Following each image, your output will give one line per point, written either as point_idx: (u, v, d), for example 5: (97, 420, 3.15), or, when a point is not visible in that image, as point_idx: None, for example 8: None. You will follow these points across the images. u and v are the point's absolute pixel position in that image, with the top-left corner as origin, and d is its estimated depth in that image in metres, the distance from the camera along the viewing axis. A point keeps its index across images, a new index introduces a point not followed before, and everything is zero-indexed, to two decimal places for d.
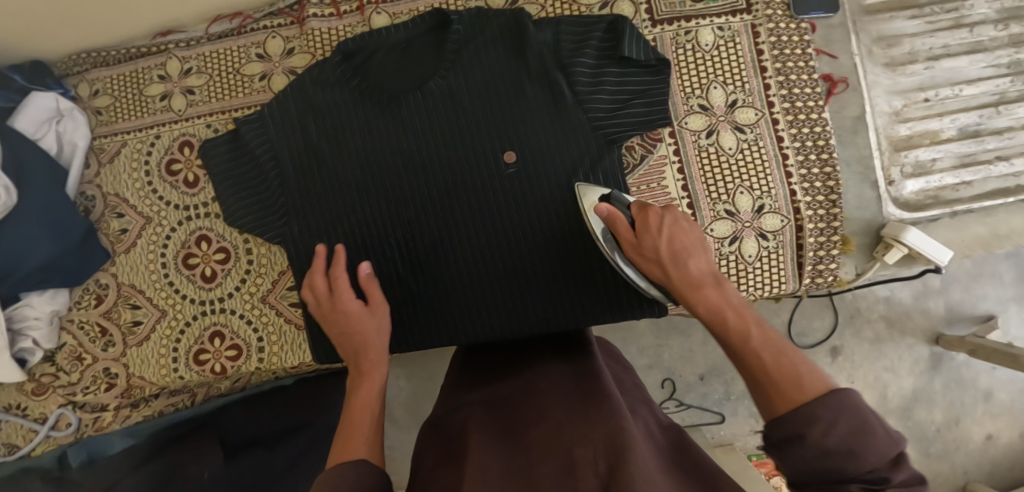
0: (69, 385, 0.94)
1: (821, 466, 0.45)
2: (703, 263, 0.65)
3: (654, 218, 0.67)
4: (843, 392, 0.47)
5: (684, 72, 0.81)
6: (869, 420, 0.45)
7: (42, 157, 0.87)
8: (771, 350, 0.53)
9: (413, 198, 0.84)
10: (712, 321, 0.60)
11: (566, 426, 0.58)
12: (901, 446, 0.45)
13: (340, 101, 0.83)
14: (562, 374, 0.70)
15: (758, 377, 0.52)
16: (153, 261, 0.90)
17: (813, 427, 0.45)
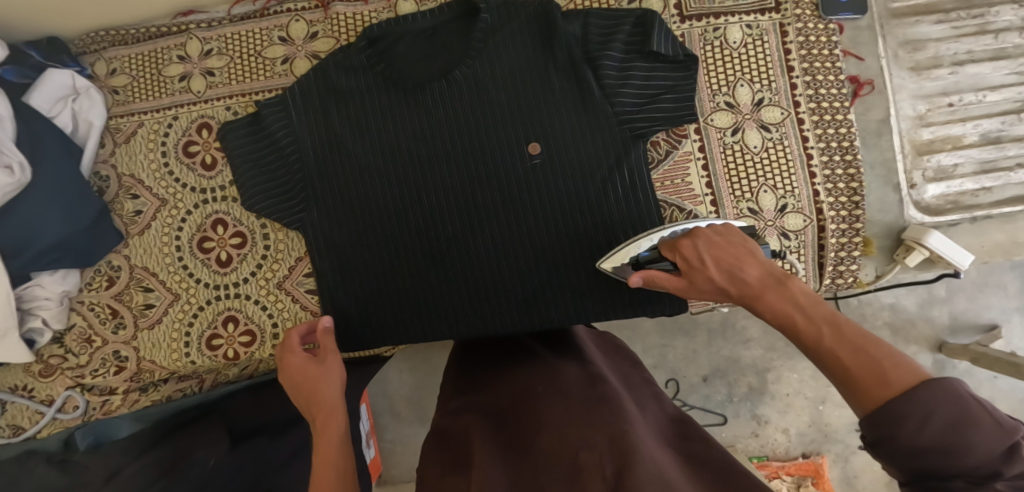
0: (78, 367, 0.93)
1: (921, 459, 0.42)
2: (761, 268, 0.57)
3: (691, 253, 0.61)
4: (937, 380, 0.43)
5: (712, 69, 0.81)
6: (971, 409, 0.41)
7: (56, 134, 0.85)
8: (848, 349, 0.48)
9: (435, 187, 0.83)
10: (784, 328, 0.53)
11: (573, 434, 0.57)
12: (1014, 433, 0.41)
13: (364, 88, 0.82)
14: (570, 378, 0.68)
15: (833, 371, 0.48)
16: (167, 243, 0.89)
17: (906, 423, 0.42)
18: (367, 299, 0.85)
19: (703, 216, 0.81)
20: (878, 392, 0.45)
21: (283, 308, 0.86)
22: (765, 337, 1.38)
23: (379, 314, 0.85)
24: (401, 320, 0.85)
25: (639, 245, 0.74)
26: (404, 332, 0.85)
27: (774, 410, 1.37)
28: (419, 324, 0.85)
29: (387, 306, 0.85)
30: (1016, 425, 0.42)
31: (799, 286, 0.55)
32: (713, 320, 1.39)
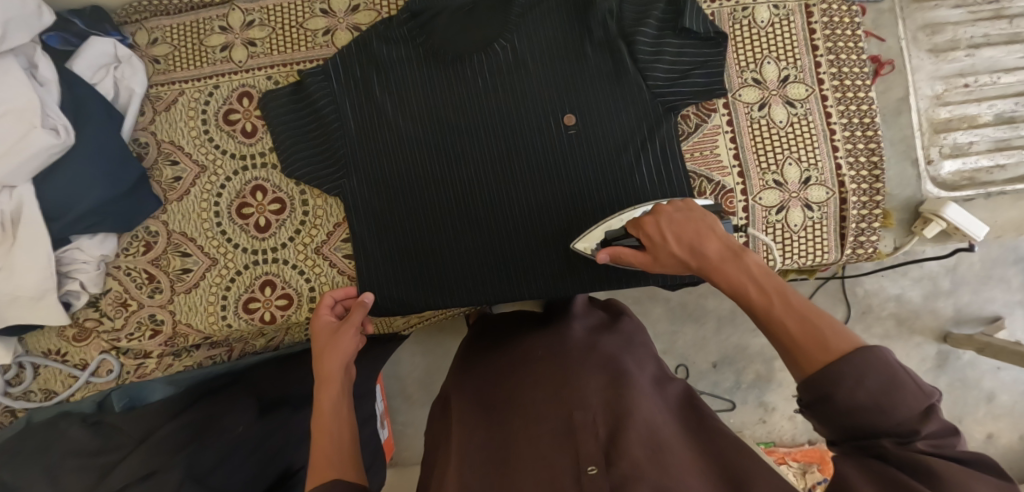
0: (113, 331, 0.94)
1: (851, 419, 0.47)
2: (719, 242, 0.62)
3: (653, 231, 0.66)
4: (867, 348, 0.48)
5: (740, 46, 0.85)
6: (897, 373, 0.46)
7: (99, 100, 0.88)
8: (794, 317, 0.53)
9: (470, 156, 0.86)
10: (737, 296, 0.58)
11: (562, 403, 0.64)
12: (933, 397, 0.45)
13: (407, 59, 0.85)
14: (565, 348, 0.74)
15: (780, 337, 0.53)
16: (206, 209, 0.91)
17: (840, 387, 0.47)
18: (404, 264, 0.87)
19: (731, 186, 0.84)
20: (817, 356, 0.50)
21: (320, 272, 0.88)
22: None
23: (415, 278, 0.87)
24: (438, 285, 0.87)
25: (613, 225, 0.79)
26: (441, 296, 0.87)
27: (780, 396, 1.41)
28: (456, 289, 0.87)
29: (423, 271, 0.87)
30: (933, 390, 0.46)
31: (753, 258, 0.60)
32: (724, 308, 1.43)
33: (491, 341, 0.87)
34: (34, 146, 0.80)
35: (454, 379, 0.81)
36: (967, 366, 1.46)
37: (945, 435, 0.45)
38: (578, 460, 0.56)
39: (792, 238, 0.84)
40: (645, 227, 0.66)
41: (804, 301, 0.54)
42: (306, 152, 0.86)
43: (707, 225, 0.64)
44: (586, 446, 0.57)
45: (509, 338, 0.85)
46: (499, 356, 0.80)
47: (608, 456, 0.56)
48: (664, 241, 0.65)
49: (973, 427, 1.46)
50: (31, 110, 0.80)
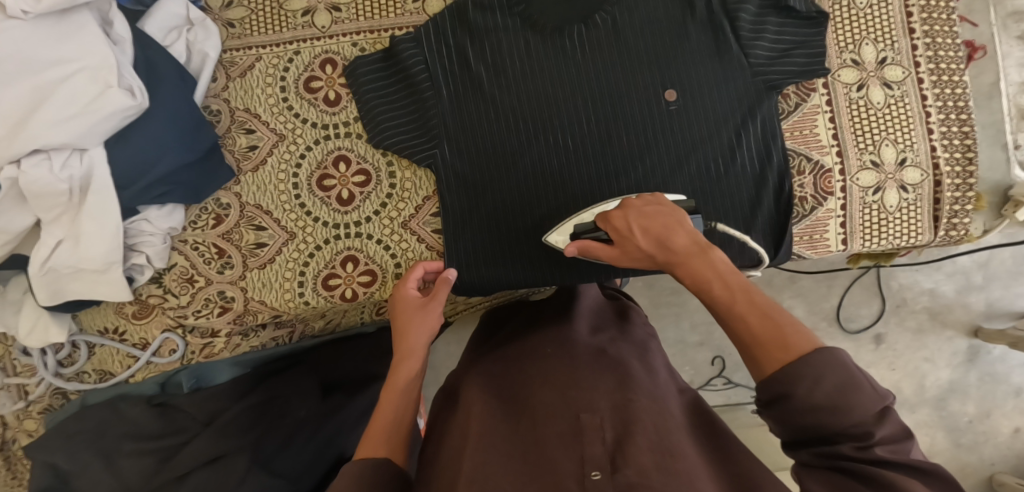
0: (180, 308, 0.89)
1: (813, 419, 0.48)
2: (685, 237, 0.61)
3: (621, 224, 0.64)
4: (826, 350, 0.50)
5: (840, 27, 0.84)
6: (854, 375, 0.48)
7: (173, 63, 0.83)
8: (755, 312, 0.54)
9: (566, 128, 0.84)
10: (699, 290, 0.60)
11: (569, 402, 0.61)
12: (887, 401, 0.48)
13: (505, 28, 0.83)
14: (575, 348, 0.72)
15: (742, 334, 0.55)
16: (284, 180, 0.87)
17: (799, 384, 0.48)
18: (494, 239, 0.84)
19: (830, 166, 0.84)
20: (777, 355, 0.51)
21: (407, 248, 0.85)
22: (808, 316, 1.51)
23: (507, 253, 0.84)
24: (533, 262, 0.84)
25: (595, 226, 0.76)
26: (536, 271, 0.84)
27: None
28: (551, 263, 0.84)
29: (515, 246, 0.84)
30: (888, 394, 0.49)
31: (719, 254, 0.60)
32: None
33: (500, 339, 0.84)
34: (109, 106, 0.75)
35: (460, 372, 0.79)
36: (997, 361, 1.48)
37: (900, 437, 0.47)
38: (582, 464, 0.53)
39: (887, 219, 0.84)
40: (613, 221, 0.64)
41: (764, 300, 0.56)
42: (396, 120, 0.84)
43: (672, 220, 0.63)
44: (592, 449, 0.54)
45: (513, 336, 0.81)
46: (503, 354, 0.77)
47: (613, 463, 0.52)
48: (631, 236, 0.63)
49: (1001, 421, 1.48)
50: (106, 69, 0.75)
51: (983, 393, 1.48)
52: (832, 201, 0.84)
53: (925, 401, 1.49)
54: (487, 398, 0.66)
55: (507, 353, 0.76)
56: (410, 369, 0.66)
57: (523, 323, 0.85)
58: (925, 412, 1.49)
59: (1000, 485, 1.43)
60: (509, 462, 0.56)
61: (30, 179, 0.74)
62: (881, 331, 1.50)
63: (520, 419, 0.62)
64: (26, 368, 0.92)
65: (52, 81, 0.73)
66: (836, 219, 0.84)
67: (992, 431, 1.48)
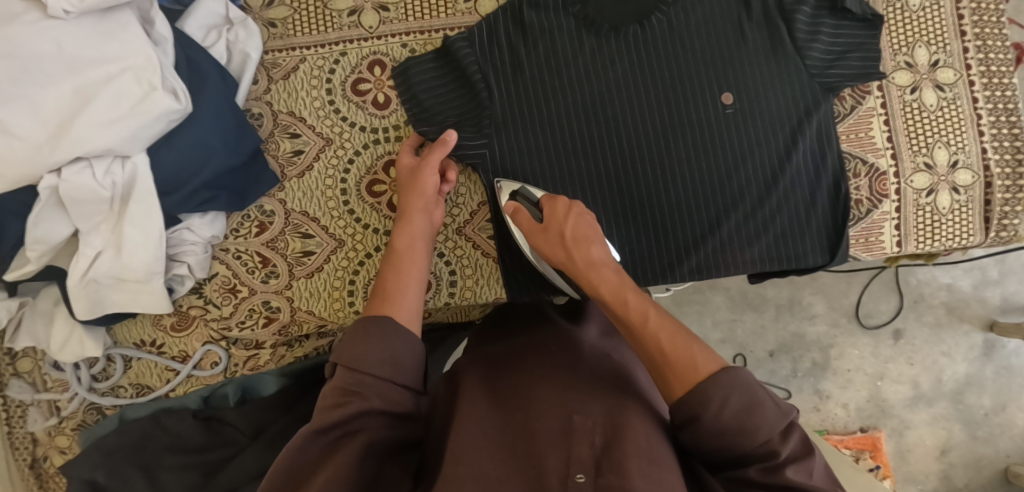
0: (222, 319, 0.86)
1: (722, 440, 0.48)
2: (603, 250, 0.66)
3: (561, 207, 0.70)
4: (732, 370, 0.50)
5: (893, 30, 0.85)
6: (758, 395, 0.49)
7: (215, 64, 0.80)
8: (666, 330, 0.55)
9: (620, 128, 0.82)
10: (616, 304, 0.60)
11: (564, 400, 0.54)
12: (789, 416, 0.49)
13: (561, 28, 0.82)
14: (579, 352, 0.64)
15: (652, 353, 0.54)
16: (331, 187, 0.84)
17: (708, 406, 0.48)
18: None
19: (884, 169, 0.84)
20: (687, 377, 0.51)
21: (463, 255, 0.83)
22: (829, 313, 1.52)
23: None
24: None
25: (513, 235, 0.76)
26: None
27: (835, 384, 1.52)
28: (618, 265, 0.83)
29: None
30: (789, 409, 0.50)
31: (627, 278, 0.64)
32: (782, 297, 1.52)
33: (498, 333, 0.74)
34: (153, 109, 0.71)
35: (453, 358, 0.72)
36: (1011, 354, 1.51)
37: (800, 453, 0.48)
38: (567, 463, 0.47)
39: (939, 220, 0.85)
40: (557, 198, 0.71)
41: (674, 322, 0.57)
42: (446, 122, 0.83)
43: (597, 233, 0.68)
44: (579, 449, 0.48)
45: (506, 336, 0.72)
46: (501, 345, 0.70)
47: (598, 466, 0.47)
48: (562, 219, 0.69)
49: (1015, 414, 1.51)
50: (150, 69, 0.72)
51: (998, 387, 1.51)
52: (886, 204, 0.84)
53: (943, 395, 1.51)
54: (482, 392, 0.59)
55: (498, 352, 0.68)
56: (414, 228, 0.69)
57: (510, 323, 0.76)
58: (942, 406, 1.51)
59: (1015, 477, 1.46)
60: (492, 461, 0.49)
61: (71, 187, 0.71)
62: (900, 326, 1.52)
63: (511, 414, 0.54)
64: (57, 382, 0.89)
65: (96, 82, 0.70)
66: (890, 222, 0.84)
67: (1007, 424, 1.51)
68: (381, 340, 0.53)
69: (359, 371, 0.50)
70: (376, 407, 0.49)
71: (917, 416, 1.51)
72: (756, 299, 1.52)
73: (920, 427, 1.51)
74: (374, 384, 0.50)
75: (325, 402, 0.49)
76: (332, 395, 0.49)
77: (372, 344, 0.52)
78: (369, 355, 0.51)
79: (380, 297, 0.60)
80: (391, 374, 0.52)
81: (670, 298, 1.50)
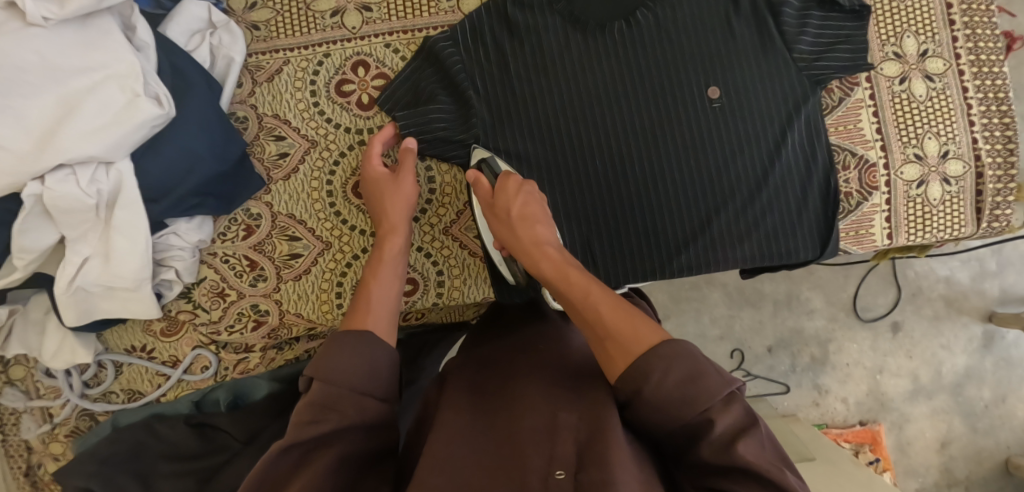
0: (211, 323, 0.86)
1: (667, 415, 0.47)
2: (547, 229, 0.69)
3: (512, 185, 0.71)
4: (672, 340, 0.50)
5: (881, 20, 0.84)
6: (700, 364, 0.48)
7: (199, 69, 0.80)
8: (612, 305, 0.56)
9: (607, 126, 0.82)
10: (562, 281, 0.61)
11: (548, 397, 0.54)
12: (733, 386, 0.47)
13: (547, 26, 0.81)
14: (568, 347, 0.64)
15: (599, 328, 0.55)
16: (317, 189, 0.84)
17: (648, 380, 0.48)
18: None
19: (874, 160, 0.83)
20: (632, 345, 0.51)
21: (450, 254, 0.83)
22: (828, 307, 1.52)
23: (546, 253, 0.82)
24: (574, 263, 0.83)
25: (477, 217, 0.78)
26: (588, 256, 0.83)
27: (834, 378, 1.51)
28: (608, 263, 0.83)
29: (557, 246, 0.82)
30: (735, 379, 0.48)
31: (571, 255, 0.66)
32: (780, 292, 1.51)
33: (490, 328, 0.74)
34: (137, 116, 0.71)
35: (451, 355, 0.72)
36: (1010, 345, 1.50)
37: (746, 425, 0.46)
38: (549, 462, 0.47)
39: (931, 212, 0.84)
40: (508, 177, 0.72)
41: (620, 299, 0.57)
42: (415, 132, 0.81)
43: (543, 212, 0.71)
44: (562, 448, 0.48)
45: (492, 333, 0.72)
46: (493, 341, 0.70)
47: (579, 462, 0.47)
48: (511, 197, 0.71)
49: (1016, 405, 1.50)
50: (134, 76, 0.72)
51: (998, 378, 1.50)
52: (877, 196, 0.83)
53: (943, 388, 1.51)
54: (464, 393, 0.59)
55: (484, 349, 0.68)
56: (396, 243, 0.69)
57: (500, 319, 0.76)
58: (943, 399, 1.51)
59: (1016, 468, 1.46)
60: (455, 460, 0.49)
61: (55, 195, 0.70)
62: (898, 319, 1.51)
63: (497, 414, 0.55)
64: (50, 389, 0.89)
65: (81, 90, 0.70)
66: (881, 214, 0.83)
67: (1008, 415, 1.50)
68: (358, 352, 0.52)
69: (333, 383, 0.49)
70: (353, 417, 0.48)
71: (917, 409, 1.51)
72: (753, 295, 1.51)
73: (920, 420, 1.50)
74: (351, 397, 0.49)
75: (298, 416, 0.47)
76: (306, 410, 0.47)
77: (351, 358, 0.51)
78: (341, 366, 0.51)
79: (361, 312, 0.59)
80: (368, 385, 0.51)
81: (667, 295, 1.50)
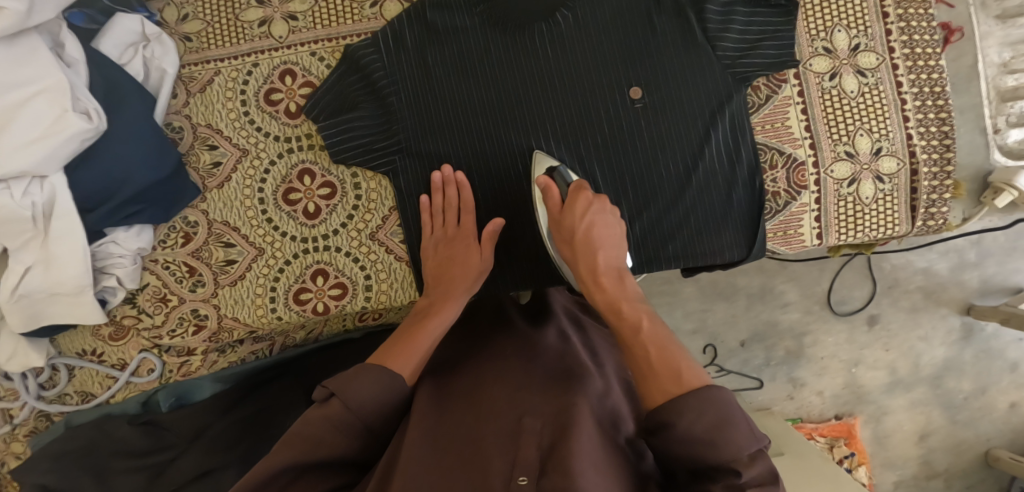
0: (154, 328, 0.89)
1: (689, 451, 0.49)
2: (611, 257, 0.68)
3: (582, 203, 0.71)
4: (716, 385, 0.51)
5: (811, 14, 0.82)
6: (734, 414, 0.49)
7: (131, 82, 0.82)
8: (657, 343, 0.57)
9: (531, 129, 0.82)
10: (611, 313, 0.63)
11: (516, 404, 0.57)
12: (759, 444, 0.49)
13: (469, 28, 0.81)
14: (536, 356, 0.67)
15: (641, 361, 0.56)
16: (249, 197, 0.86)
17: (683, 417, 0.49)
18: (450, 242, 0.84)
19: (803, 159, 0.82)
20: (670, 389, 0.52)
21: (376, 259, 0.84)
22: (802, 300, 1.49)
23: None
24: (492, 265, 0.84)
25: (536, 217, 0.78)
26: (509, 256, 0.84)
27: (809, 372, 1.49)
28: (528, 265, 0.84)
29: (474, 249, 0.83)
30: (762, 437, 0.50)
31: (631, 285, 0.66)
32: (753, 285, 1.49)
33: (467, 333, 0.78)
34: (65, 131, 0.73)
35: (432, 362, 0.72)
36: (990, 337, 1.47)
37: (763, 481, 0.48)
38: (513, 466, 0.49)
39: (862, 211, 0.83)
40: (581, 194, 0.71)
41: (667, 336, 0.58)
42: (336, 138, 0.82)
43: (609, 238, 0.70)
44: (525, 452, 0.50)
45: (464, 343, 0.75)
46: (471, 346, 0.73)
47: (542, 468, 0.49)
48: (579, 217, 0.70)
49: (997, 397, 1.47)
50: (61, 91, 0.74)
51: (978, 370, 1.47)
52: (805, 196, 0.82)
53: (921, 381, 1.48)
54: (432, 399, 0.61)
55: (465, 358, 0.70)
56: (457, 290, 0.75)
57: (475, 330, 0.78)
58: (921, 391, 1.48)
59: (995, 460, 1.43)
60: (434, 466, 0.51)
61: None
62: (875, 312, 1.48)
63: (466, 416, 0.57)
64: (9, 392, 0.92)
65: (11, 105, 0.72)
66: (810, 213, 0.82)
67: (988, 407, 1.47)
68: (389, 393, 0.59)
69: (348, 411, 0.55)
70: (352, 449, 0.55)
71: (895, 401, 1.48)
72: (727, 288, 1.50)
73: (898, 412, 1.48)
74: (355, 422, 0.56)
75: (313, 428, 0.53)
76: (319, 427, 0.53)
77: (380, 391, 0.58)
78: (365, 398, 0.56)
79: (403, 345, 0.65)
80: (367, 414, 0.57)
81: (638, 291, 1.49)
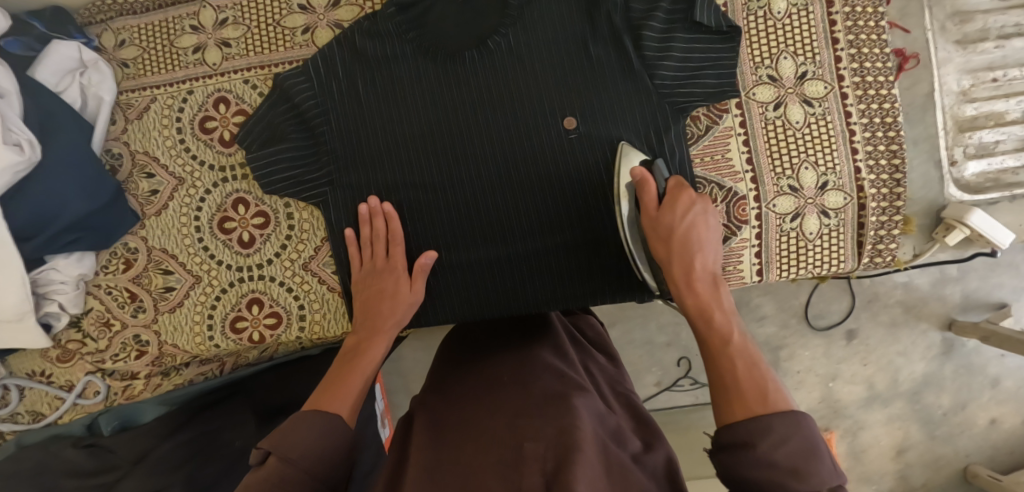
0: (97, 352, 0.90)
1: (766, 477, 0.46)
2: (708, 262, 0.67)
3: (682, 203, 0.69)
4: (802, 415, 0.49)
5: (755, 40, 0.79)
6: (817, 445, 0.47)
7: (67, 111, 0.80)
8: (744, 356, 0.56)
9: (464, 158, 0.80)
10: (700, 314, 0.62)
11: (513, 431, 0.50)
12: (840, 481, 0.46)
13: (400, 56, 0.79)
14: (530, 378, 0.60)
15: (722, 380, 0.54)
16: (187, 224, 0.86)
17: (766, 438, 0.47)
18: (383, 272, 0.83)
19: (743, 193, 0.79)
20: (751, 408, 0.50)
21: (309, 289, 0.84)
22: (777, 314, 1.33)
23: None
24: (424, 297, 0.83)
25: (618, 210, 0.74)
26: (436, 287, 0.82)
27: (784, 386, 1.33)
28: (455, 296, 0.82)
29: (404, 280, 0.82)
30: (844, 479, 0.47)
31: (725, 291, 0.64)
32: None
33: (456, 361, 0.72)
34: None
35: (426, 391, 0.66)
36: (972, 353, 1.28)
37: None
38: None
39: (805, 246, 0.80)
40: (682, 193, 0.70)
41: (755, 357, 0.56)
42: (267, 169, 0.81)
43: (708, 241, 0.68)
44: (529, 479, 0.43)
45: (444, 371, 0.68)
46: (478, 368, 0.67)
47: None
48: (678, 215, 0.69)
49: (977, 413, 1.29)
50: None
51: (957, 386, 1.29)
52: (746, 230, 0.79)
53: (897, 396, 1.31)
54: (429, 431, 0.55)
55: (446, 386, 0.65)
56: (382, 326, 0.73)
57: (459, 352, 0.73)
58: (899, 406, 1.31)
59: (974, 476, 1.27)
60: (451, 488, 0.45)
61: None
62: (852, 326, 1.31)
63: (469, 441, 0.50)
64: None
65: None
66: (750, 249, 0.80)
67: (967, 423, 1.30)
68: (323, 440, 0.55)
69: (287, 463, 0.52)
70: None
71: (871, 416, 1.32)
72: None
73: (875, 427, 1.32)
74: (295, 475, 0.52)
75: None
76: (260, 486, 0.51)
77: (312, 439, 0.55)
78: (302, 447, 0.53)
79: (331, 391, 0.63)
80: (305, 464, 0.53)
81: None
